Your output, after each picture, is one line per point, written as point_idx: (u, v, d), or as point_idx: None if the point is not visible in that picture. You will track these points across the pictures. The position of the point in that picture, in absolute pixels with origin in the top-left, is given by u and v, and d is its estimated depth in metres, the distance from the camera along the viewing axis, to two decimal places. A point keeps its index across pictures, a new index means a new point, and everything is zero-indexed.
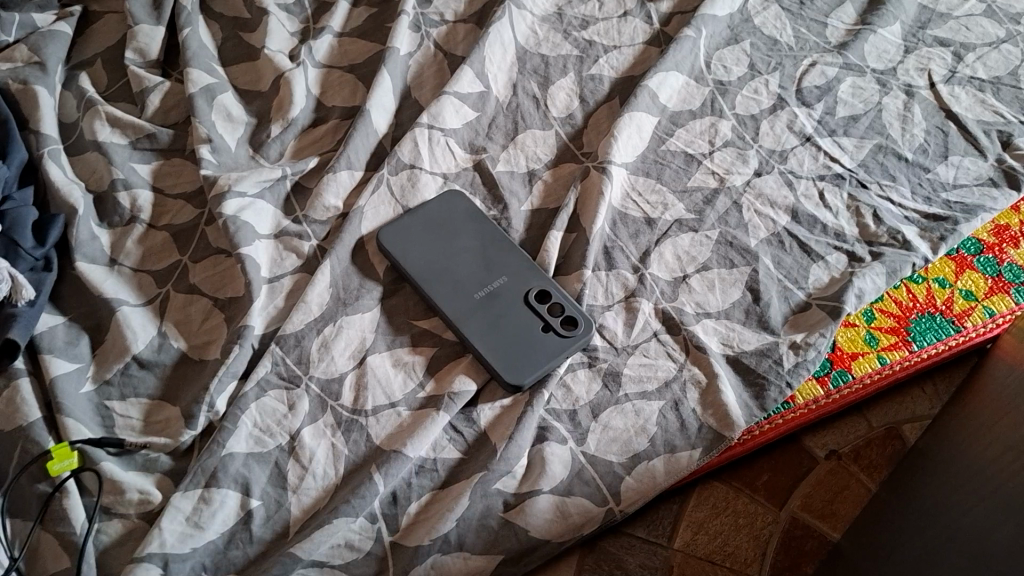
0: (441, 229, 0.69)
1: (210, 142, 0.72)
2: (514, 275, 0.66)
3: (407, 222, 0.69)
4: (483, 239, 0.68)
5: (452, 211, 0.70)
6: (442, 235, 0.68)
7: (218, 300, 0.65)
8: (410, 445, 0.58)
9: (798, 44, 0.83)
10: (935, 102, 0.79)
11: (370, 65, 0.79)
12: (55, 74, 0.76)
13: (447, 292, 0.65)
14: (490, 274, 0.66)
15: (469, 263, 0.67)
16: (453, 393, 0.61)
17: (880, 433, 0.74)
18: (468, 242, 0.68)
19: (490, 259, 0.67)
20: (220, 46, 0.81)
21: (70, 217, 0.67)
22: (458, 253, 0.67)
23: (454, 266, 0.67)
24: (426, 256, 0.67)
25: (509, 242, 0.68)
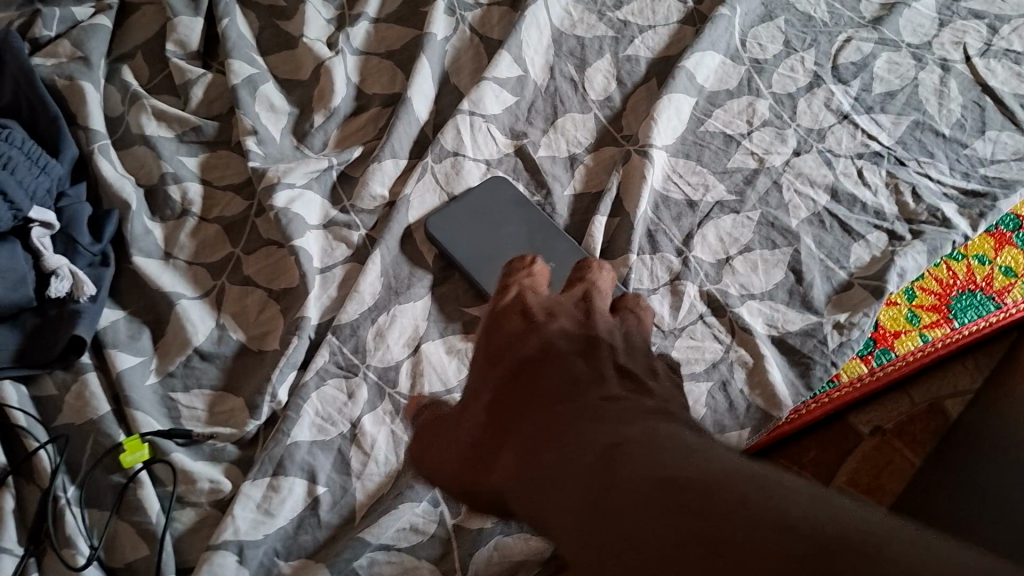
0: (487, 215, 0.70)
1: (256, 133, 0.73)
2: (561, 261, 0.67)
3: (453, 210, 0.70)
4: (529, 224, 0.69)
5: (497, 196, 0.71)
6: (491, 222, 0.69)
7: (274, 291, 0.67)
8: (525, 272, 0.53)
9: (833, 20, 0.84)
10: (972, 75, 0.80)
11: (408, 51, 0.79)
12: (99, 69, 0.76)
13: (497, 279, 0.66)
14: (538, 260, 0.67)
15: (518, 249, 0.68)
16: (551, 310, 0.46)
17: (924, 408, 0.75)
18: (515, 228, 0.69)
19: (537, 244, 0.68)
20: (258, 35, 0.81)
21: (124, 212, 0.68)
22: (506, 239, 0.68)
23: (502, 252, 0.68)
24: (475, 245, 0.68)
25: (554, 227, 0.69)
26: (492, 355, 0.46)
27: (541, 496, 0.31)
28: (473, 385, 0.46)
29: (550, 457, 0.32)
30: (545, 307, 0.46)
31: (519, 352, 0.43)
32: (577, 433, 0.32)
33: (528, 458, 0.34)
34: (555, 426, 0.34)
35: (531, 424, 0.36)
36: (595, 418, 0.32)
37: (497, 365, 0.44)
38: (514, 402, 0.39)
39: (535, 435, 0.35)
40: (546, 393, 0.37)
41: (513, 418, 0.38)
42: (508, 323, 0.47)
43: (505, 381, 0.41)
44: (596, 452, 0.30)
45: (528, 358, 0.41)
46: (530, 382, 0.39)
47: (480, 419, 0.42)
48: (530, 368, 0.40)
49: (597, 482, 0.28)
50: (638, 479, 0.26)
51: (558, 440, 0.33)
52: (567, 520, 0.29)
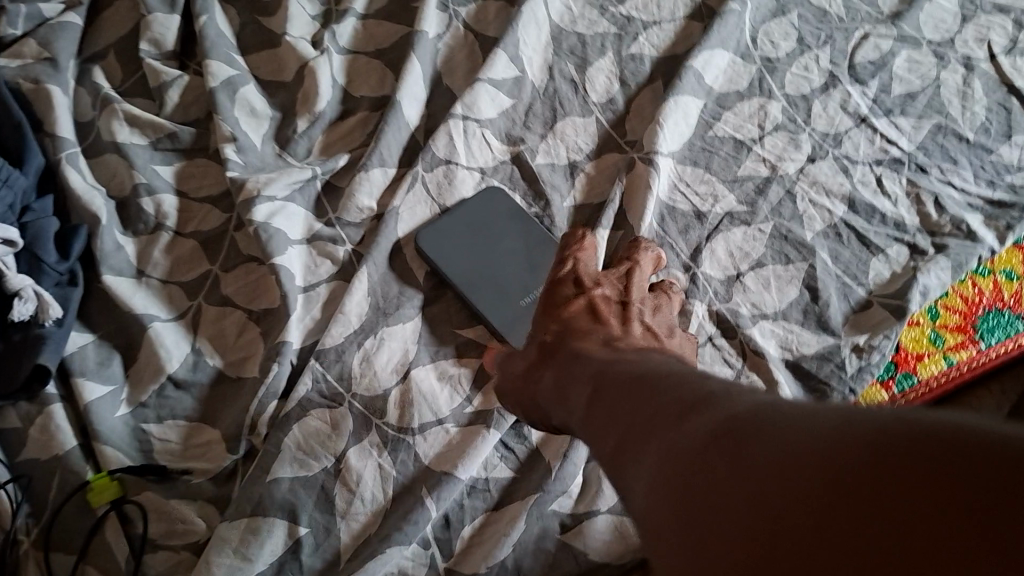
0: (482, 229, 0.65)
1: (235, 141, 0.68)
2: None
3: (446, 223, 0.65)
4: (528, 240, 0.65)
5: (493, 208, 0.66)
6: (486, 236, 0.65)
7: (253, 312, 0.62)
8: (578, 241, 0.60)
9: (849, 15, 0.79)
10: (997, 76, 0.75)
11: (397, 50, 0.75)
12: (67, 70, 0.71)
13: (493, 299, 0.62)
14: (535, 279, 0.63)
15: (516, 267, 0.64)
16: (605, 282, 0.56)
17: None
18: (511, 244, 0.65)
19: (534, 262, 0.64)
20: (238, 33, 0.76)
21: (94, 228, 0.64)
22: (503, 255, 0.64)
23: (498, 270, 0.64)
24: (470, 260, 0.64)
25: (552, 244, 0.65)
26: (562, 335, 0.50)
27: (698, 541, 0.24)
28: (545, 351, 0.50)
29: (692, 490, 0.26)
30: (601, 278, 0.56)
31: (586, 351, 0.45)
32: (722, 447, 0.25)
33: (660, 499, 0.27)
34: (683, 451, 0.27)
35: (648, 460, 0.30)
36: (735, 419, 0.26)
37: (564, 341, 0.49)
38: (623, 434, 0.33)
39: (657, 477, 0.28)
40: (660, 413, 0.31)
41: (626, 450, 0.32)
42: (576, 314, 0.52)
43: (607, 408, 0.36)
44: (759, 469, 0.23)
45: (627, 383, 0.36)
46: (638, 402, 0.33)
47: (556, 383, 0.46)
48: (636, 395, 0.34)
49: (776, 505, 0.22)
50: (825, 472, 0.21)
51: (701, 459, 0.26)
52: (753, 559, 0.22)
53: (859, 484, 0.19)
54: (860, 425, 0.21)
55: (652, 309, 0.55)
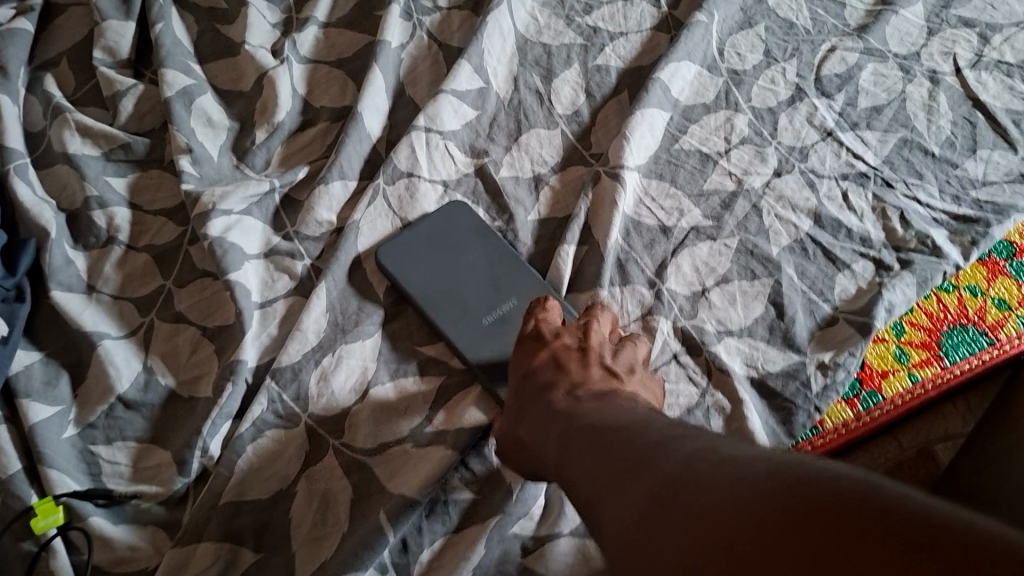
0: (444, 243, 0.64)
1: (190, 152, 0.66)
2: (524, 297, 0.61)
3: (407, 238, 0.64)
4: (492, 256, 0.64)
5: (457, 222, 0.65)
6: (448, 253, 0.64)
7: (207, 329, 0.60)
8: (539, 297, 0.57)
9: (816, 28, 0.79)
10: (962, 89, 0.75)
11: (360, 59, 0.73)
12: (18, 78, 0.69)
13: (454, 316, 0.60)
14: (499, 295, 0.61)
15: (478, 284, 0.62)
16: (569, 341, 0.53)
17: (912, 455, 0.66)
18: (474, 260, 0.63)
19: (498, 278, 0.62)
20: (196, 41, 0.74)
21: (43, 241, 0.62)
22: (465, 271, 0.63)
23: (460, 287, 0.62)
24: (432, 277, 0.62)
25: (517, 259, 0.63)
26: (538, 396, 0.49)
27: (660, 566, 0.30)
28: (524, 410, 0.49)
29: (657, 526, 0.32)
30: (567, 327, 0.54)
31: (558, 394, 0.48)
32: (682, 496, 0.32)
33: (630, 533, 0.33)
34: (647, 495, 0.33)
35: (611, 499, 0.36)
36: (691, 473, 0.33)
37: (540, 402, 0.48)
38: (587, 475, 0.39)
39: (624, 511, 0.34)
40: (621, 458, 0.37)
41: (591, 489, 0.38)
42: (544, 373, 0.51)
43: (569, 448, 0.42)
44: (712, 517, 0.30)
45: (587, 428, 0.42)
46: (603, 445, 0.39)
47: (534, 439, 0.47)
48: (594, 438, 0.40)
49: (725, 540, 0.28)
50: (768, 522, 0.27)
51: (664, 502, 0.32)
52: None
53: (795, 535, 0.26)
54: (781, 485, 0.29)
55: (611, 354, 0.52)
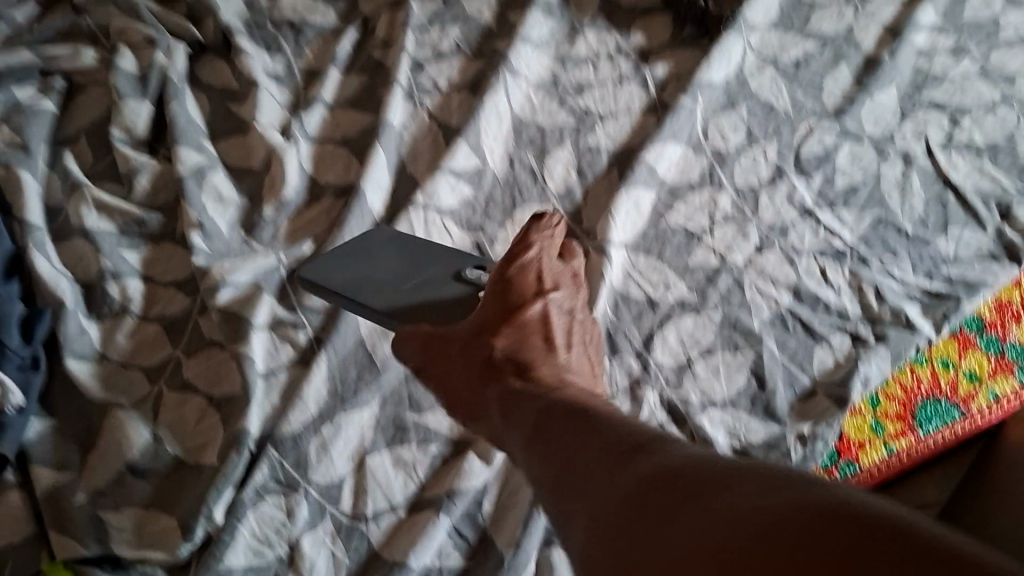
0: (358, 253, 0.64)
1: (201, 226, 0.70)
2: (437, 264, 0.62)
3: (326, 259, 0.63)
4: (409, 247, 0.64)
5: (368, 242, 0.65)
6: (363, 254, 0.63)
7: (215, 397, 0.63)
8: (526, 232, 0.58)
9: (795, 110, 0.83)
10: (934, 170, 0.80)
11: (363, 137, 0.77)
12: (40, 156, 0.73)
13: (376, 292, 0.59)
14: (416, 269, 0.61)
15: (399, 267, 0.62)
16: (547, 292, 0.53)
17: None
18: (385, 257, 0.63)
19: (411, 261, 0.62)
20: (209, 119, 0.78)
21: (58, 311, 0.65)
22: (384, 264, 0.62)
23: (378, 274, 0.61)
24: (349, 273, 0.62)
25: (425, 245, 0.64)
26: (499, 336, 0.51)
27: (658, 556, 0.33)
28: (478, 354, 0.51)
29: (657, 517, 0.35)
30: (541, 274, 0.55)
31: (525, 354, 0.50)
32: (683, 491, 0.35)
33: (624, 524, 0.36)
34: (642, 489, 0.36)
35: (597, 491, 0.39)
36: (687, 470, 0.36)
37: (504, 356, 0.50)
38: (561, 464, 0.41)
39: (616, 502, 0.37)
40: (604, 452, 0.40)
41: (567, 478, 0.41)
42: (505, 315, 0.52)
43: (536, 429, 0.44)
44: (717, 509, 0.33)
45: (560, 411, 0.44)
46: (578, 432, 0.42)
47: (498, 402, 0.49)
48: (568, 424, 0.43)
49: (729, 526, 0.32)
50: (775, 510, 0.31)
51: (662, 498, 0.35)
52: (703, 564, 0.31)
53: (804, 519, 0.29)
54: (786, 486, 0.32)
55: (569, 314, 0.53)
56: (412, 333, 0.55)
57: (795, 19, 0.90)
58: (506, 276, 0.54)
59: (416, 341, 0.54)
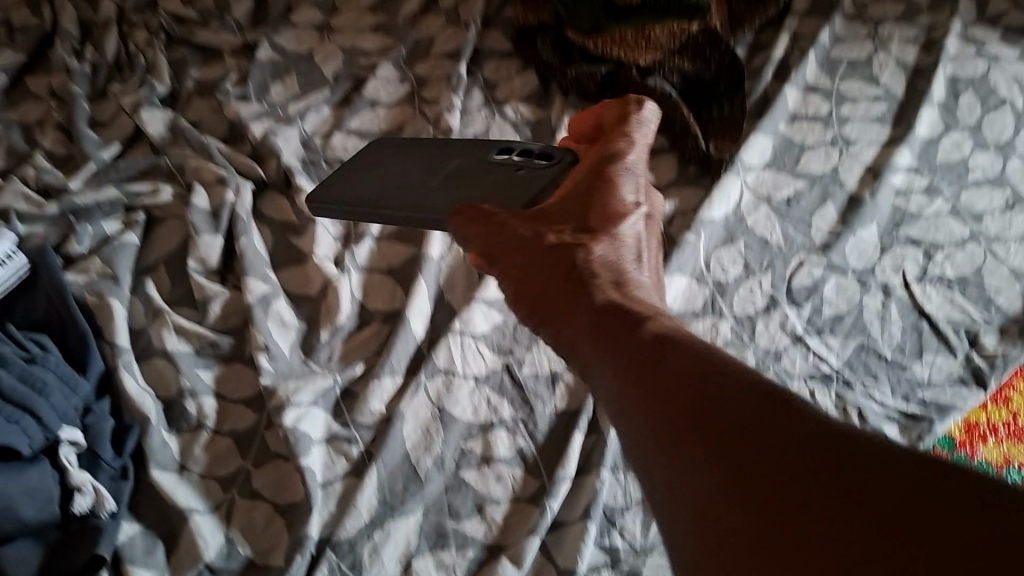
0: (377, 166, 0.71)
1: (267, 349, 0.80)
2: (464, 156, 0.67)
3: (341, 176, 0.71)
4: (409, 152, 0.72)
5: (381, 153, 0.73)
6: (371, 165, 0.72)
7: (280, 505, 0.71)
8: (629, 117, 0.60)
9: (787, 245, 0.94)
10: (911, 300, 0.90)
11: (407, 268, 0.89)
12: (126, 284, 0.84)
13: (378, 198, 0.66)
14: (444, 162, 0.68)
15: (407, 171, 0.69)
16: (622, 173, 0.55)
17: None
18: (401, 164, 0.70)
19: (434, 161, 0.69)
20: (271, 250, 0.90)
21: (144, 426, 0.74)
22: (387, 171, 0.70)
23: (402, 179, 0.68)
24: (351, 184, 0.69)
25: (448, 146, 0.70)
26: (577, 253, 0.49)
27: (746, 503, 0.33)
28: (559, 255, 0.49)
29: (748, 463, 0.34)
30: (639, 181, 0.55)
31: (599, 281, 0.47)
32: (779, 441, 0.34)
33: (696, 453, 0.36)
34: (733, 431, 0.35)
35: (668, 419, 0.37)
36: (787, 422, 0.34)
37: (586, 269, 0.48)
38: (629, 384, 0.40)
39: (692, 428, 0.36)
40: (687, 388, 0.38)
41: (636, 397, 0.39)
42: (586, 216, 0.53)
43: (603, 347, 0.43)
44: (820, 470, 0.32)
45: (626, 329, 0.43)
46: (648, 368, 0.40)
47: (556, 317, 0.47)
48: (638, 348, 0.41)
49: (839, 497, 0.31)
50: (885, 501, 0.30)
51: (757, 443, 0.34)
52: (808, 528, 0.31)
53: (935, 512, 0.29)
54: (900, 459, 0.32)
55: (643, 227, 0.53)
56: (476, 215, 0.54)
57: (786, 159, 1.02)
58: (597, 164, 0.56)
59: (485, 221, 0.53)
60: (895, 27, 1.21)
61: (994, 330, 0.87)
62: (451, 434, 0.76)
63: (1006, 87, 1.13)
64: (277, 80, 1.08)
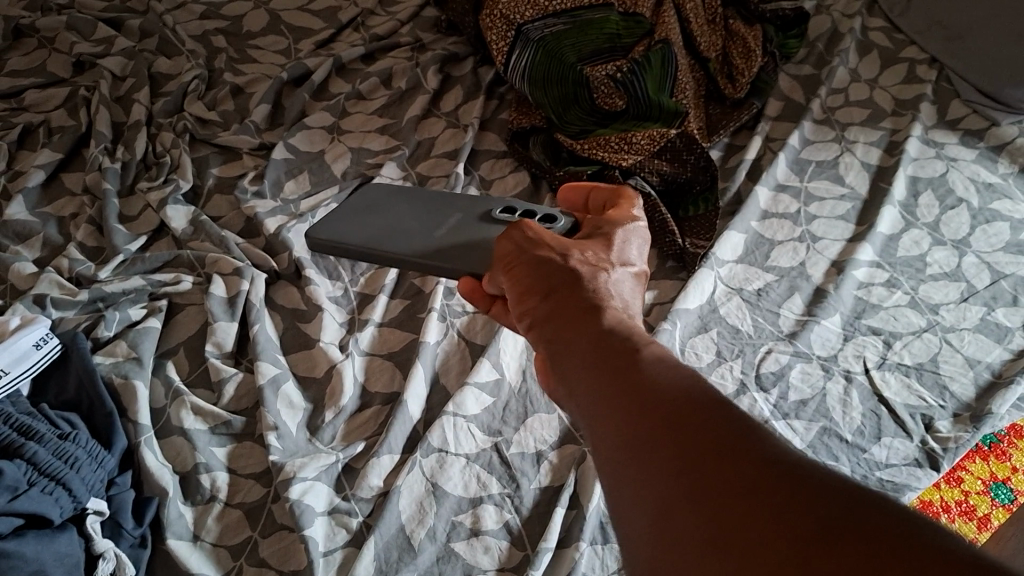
0: (370, 209, 0.84)
1: (276, 428, 0.87)
2: (465, 212, 0.79)
3: (337, 215, 0.83)
4: (401, 197, 0.84)
5: (373, 192, 0.86)
6: (373, 207, 0.83)
7: (284, 572, 0.78)
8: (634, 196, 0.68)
9: (757, 333, 1.02)
10: (870, 386, 0.96)
11: (406, 352, 0.97)
12: (148, 366, 0.92)
13: (392, 240, 0.78)
14: (446, 216, 0.79)
15: (412, 218, 0.81)
16: (624, 235, 0.62)
17: None
18: (399, 208, 0.83)
19: (435, 211, 0.81)
20: (281, 335, 0.98)
21: (162, 499, 0.81)
22: (394, 212, 0.82)
23: (401, 227, 0.80)
24: (361, 223, 0.81)
25: (448, 196, 0.82)
26: (586, 286, 0.55)
27: (698, 501, 0.36)
28: (572, 278, 0.55)
29: (705, 469, 0.37)
30: (641, 247, 0.62)
31: (608, 314, 0.52)
32: (738, 453, 0.37)
33: (663, 460, 0.39)
34: (698, 443, 0.38)
35: (639, 426, 0.41)
36: (749, 439, 0.38)
37: (590, 305, 0.53)
38: (613, 401, 0.44)
39: (664, 438, 0.40)
40: (664, 405, 0.42)
41: (620, 411, 0.43)
42: (599, 251, 0.59)
43: (594, 366, 0.47)
44: (757, 470, 0.36)
45: (618, 353, 0.47)
46: (637, 383, 0.44)
47: (557, 339, 0.52)
48: (625, 370, 0.45)
49: (777, 500, 0.34)
50: (811, 500, 0.33)
51: (719, 453, 0.37)
52: (751, 530, 0.34)
53: (848, 509, 0.32)
54: (845, 481, 0.34)
55: (634, 280, 0.58)
56: (512, 237, 0.62)
57: (757, 254, 1.12)
58: (600, 224, 0.64)
59: (519, 243, 0.61)
60: (861, 130, 1.31)
61: (948, 416, 0.93)
62: (443, 508, 0.82)
63: (964, 186, 1.20)
64: (291, 178, 1.19)
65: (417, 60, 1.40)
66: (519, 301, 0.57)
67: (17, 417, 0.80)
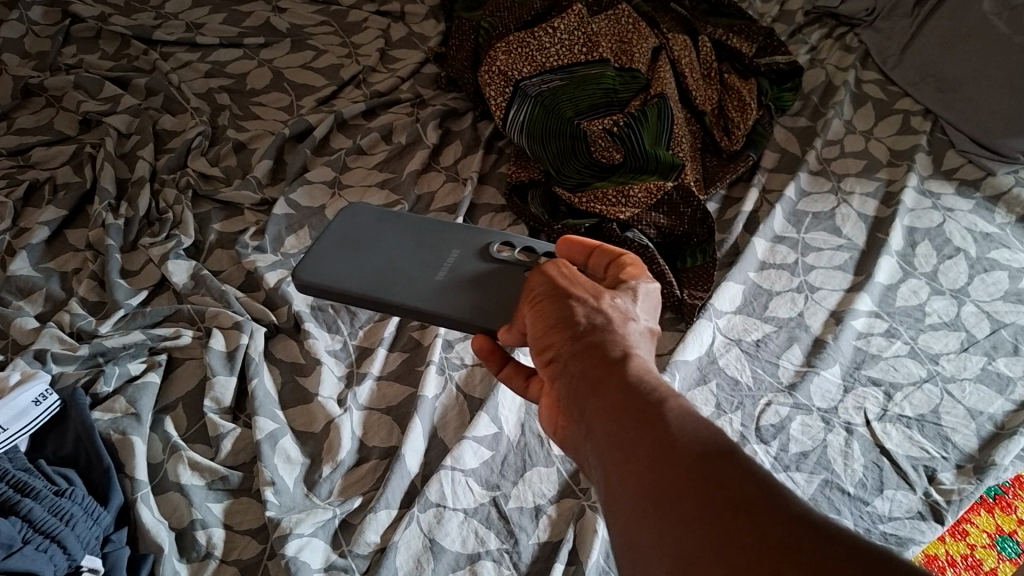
0: (358, 242, 0.85)
1: (273, 484, 0.86)
2: (463, 248, 0.81)
3: (321, 250, 0.84)
4: (392, 230, 0.85)
5: (357, 220, 0.87)
6: (362, 241, 0.85)
7: None
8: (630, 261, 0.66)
9: (756, 384, 1.02)
10: (871, 438, 0.95)
11: (404, 407, 0.97)
12: (146, 422, 0.92)
13: (387, 284, 0.79)
14: (444, 254, 0.81)
15: (406, 254, 0.82)
16: (644, 291, 0.61)
17: None
18: (388, 241, 0.84)
19: (428, 245, 0.83)
20: (280, 389, 0.99)
21: (158, 555, 0.80)
22: (384, 247, 0.83)
23: (395, 263, 0.81)
24: (350, 261, 0.82)
25: (440, 229, 0.84)
26: (615, 332, 0.55)
27: (714, 554, 0.36)
28: (601, 325, 0.56)
29: (722, 521, 0.37)
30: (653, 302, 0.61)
31: (634, 360, 0.52)
32: (757, 508, 0.37)
33: (682, 511, 0.39)
34: (719, 497, 0.38)
35: (660, 476, 0.41)
36: (769, 494, 0.37)
37: (616, 350, 0.53)
38: (635, 447, 0.44)
39: (685, 490, 0.40)
40: (687, 455, 0.41)
41: (641, 458, 0.43)
42: (626, 298, 0.60)
43: (618, 410, 0.47)
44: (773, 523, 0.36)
45: (642, 399, 0.47)
46: (660, 430, 0.44)
47: (581, 381, 0.52)
48: (648, 418, 0.45)
49: (791, 556, 0.34)
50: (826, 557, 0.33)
51: (740, 506, 0.37)
52: None
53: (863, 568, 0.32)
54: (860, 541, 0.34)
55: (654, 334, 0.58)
56: (547, 272, 0.62)
57: (755, 305, 1.12)
58: (618, 279, 0.64)
59: (550, 278, 0.61)
60: (857, 180, 1.32)
61: (951, 467, 0.92)
62: (440, 564, 0.81)
63: (961, 236, 1.21)
64: (291, 233, 1.21)
65: (417, 116, 1.42)
66: (544, 340, 0.58)
67: (14, 474, 0.80)
